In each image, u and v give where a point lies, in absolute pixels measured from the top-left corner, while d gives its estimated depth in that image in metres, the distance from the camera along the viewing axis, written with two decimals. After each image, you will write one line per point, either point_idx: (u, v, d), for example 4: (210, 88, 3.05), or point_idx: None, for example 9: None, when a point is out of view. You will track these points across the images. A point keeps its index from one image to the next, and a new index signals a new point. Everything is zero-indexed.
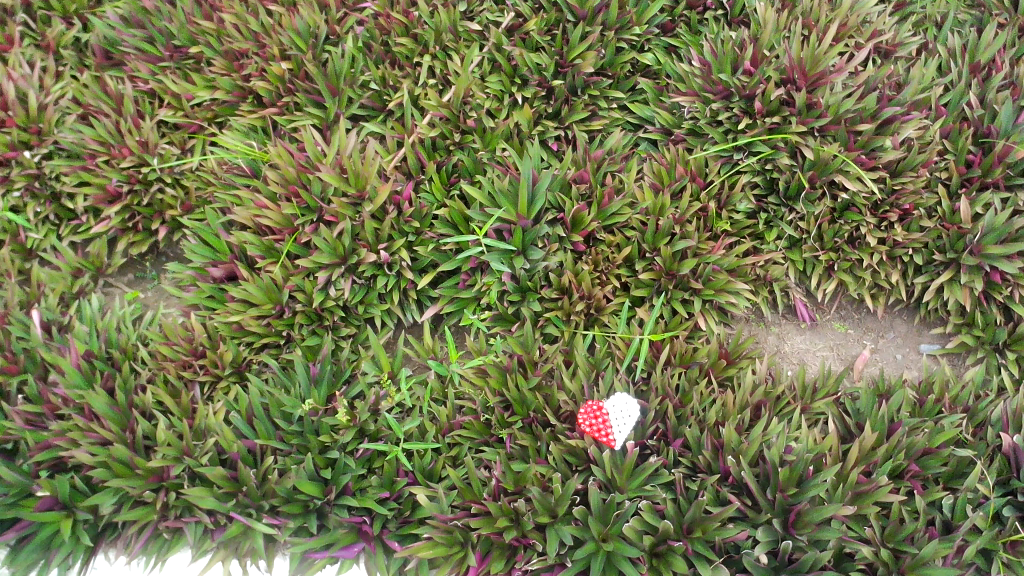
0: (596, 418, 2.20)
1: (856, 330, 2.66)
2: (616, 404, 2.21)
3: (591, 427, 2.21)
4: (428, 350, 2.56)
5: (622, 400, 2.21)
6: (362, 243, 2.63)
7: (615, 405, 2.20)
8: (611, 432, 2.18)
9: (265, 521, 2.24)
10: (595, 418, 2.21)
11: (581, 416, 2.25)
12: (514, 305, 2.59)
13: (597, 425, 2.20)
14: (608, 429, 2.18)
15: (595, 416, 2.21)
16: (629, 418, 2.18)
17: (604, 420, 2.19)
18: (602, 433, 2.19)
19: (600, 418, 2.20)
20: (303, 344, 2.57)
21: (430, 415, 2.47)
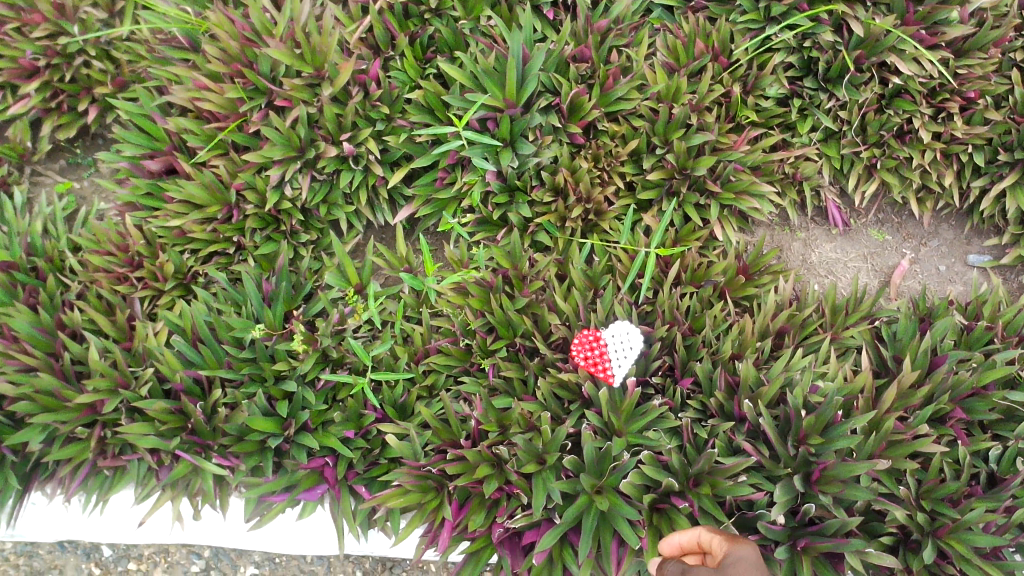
0: (593, 350, 1.90)
1: (894, 237, 2.31)
2: (617, 334, 1.92)
3: (584, 359, 1.91)
4: (401, 261, 2.23)
5: (624, 328, 1.93)
6: (322, 133, 2.24)
7: (616, 334, 1.92)
8: (611, 366, 1.89)
9: (215, 461, 2.00)
10: (591, 350, 1.91)
11: (573, 347, 1.95)
12: (500, 208, 2.23)
13: (593, 358, 1.90)
14: (607, 362, 1.89)
15: (591, 348, 1.91)
16: (631, 350, 1.90)
17: (603, 352, 1.90)
18: (599, 368, 1.90)
19: (598, 350, 1.90)
20: (256, 253, 2.23)
21: (403, 337, 2.16)
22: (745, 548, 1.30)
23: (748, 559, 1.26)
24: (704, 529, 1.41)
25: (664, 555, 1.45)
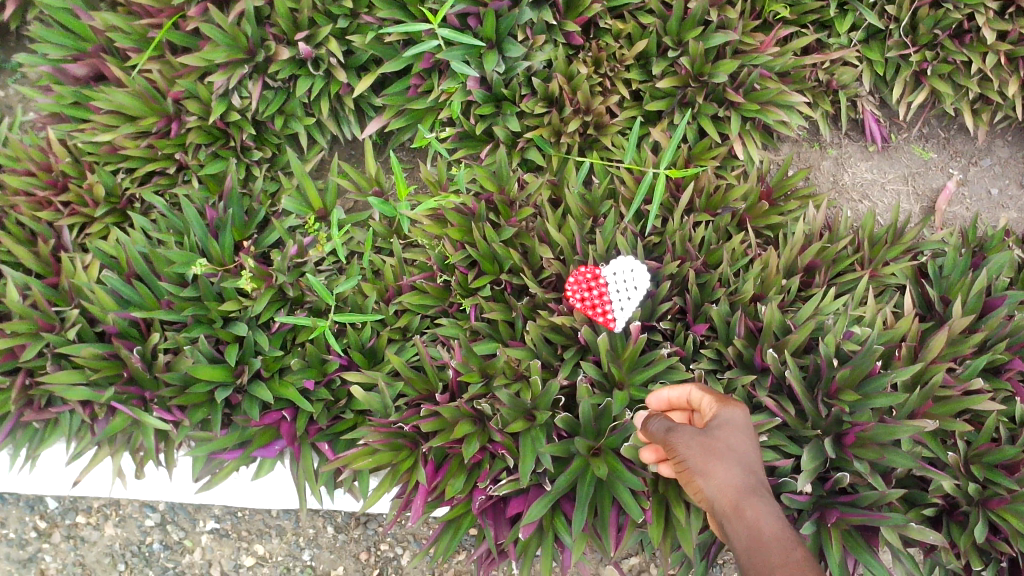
0: (590, 291, 1.61)
1: (939, 155, 2.00)
2: (618, 270, 1.62)
3: (579, 301, 1.62)
4: (370, 182, 1.92)
5: (626, 263, 1.62)
6: (274, 32, 1.90)
7: (617, 271, 1.62)
8: (611, 310, 1.60)
9: (156, 415, 1.74)
10: (587, 290, 1.61)
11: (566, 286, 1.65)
12: (484, 121, 1.91)
13: (590, 300, 1.61)
14: (606, 305, 1.60)
15: (587, 287, 1.61)
16: (636, 291, 1.59)
17: (602, 292, 1.60)
18: (597, 311, 1.61)
19: (595, 290, 1.60)
20: (201, 173, 1.92)
21: (373, 271, 1.88)
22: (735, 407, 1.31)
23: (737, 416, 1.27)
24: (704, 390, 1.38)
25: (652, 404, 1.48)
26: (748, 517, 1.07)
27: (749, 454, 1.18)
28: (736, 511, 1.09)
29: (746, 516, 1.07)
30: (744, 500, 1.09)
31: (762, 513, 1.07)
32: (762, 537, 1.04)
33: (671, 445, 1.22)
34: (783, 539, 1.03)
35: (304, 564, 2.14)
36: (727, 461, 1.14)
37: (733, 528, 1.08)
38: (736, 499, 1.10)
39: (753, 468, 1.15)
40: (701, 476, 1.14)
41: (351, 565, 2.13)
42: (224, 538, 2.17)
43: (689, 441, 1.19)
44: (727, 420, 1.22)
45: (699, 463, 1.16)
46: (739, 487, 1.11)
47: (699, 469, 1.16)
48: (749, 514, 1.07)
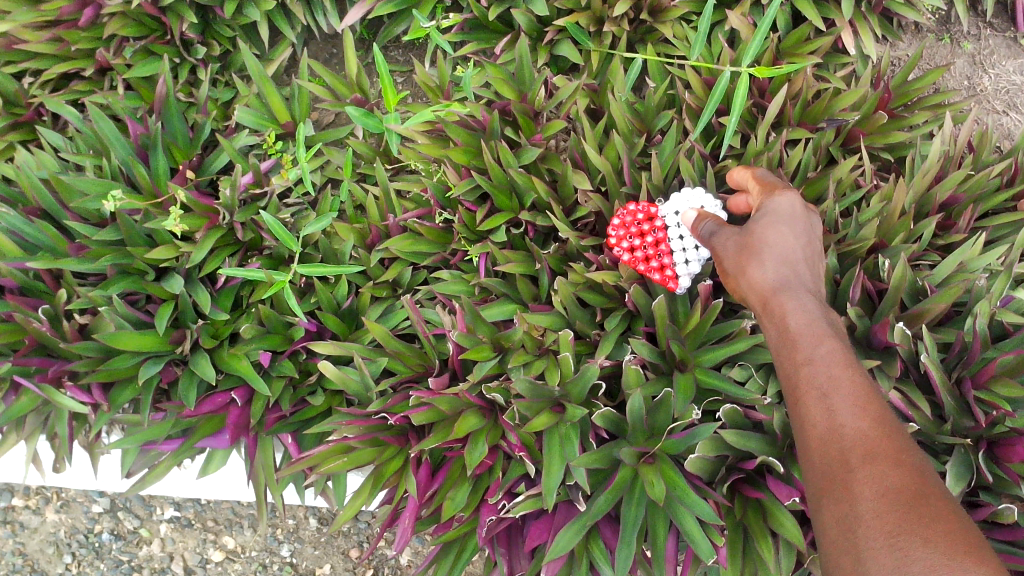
0: (643, 238, 1.14)
1: None
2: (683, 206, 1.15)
3: (627, 253, 1.16)
4: (350, 88, 1.45)
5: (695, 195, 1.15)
6: None
7: (681, 208, 1.15)
8: (673, 266, 1.13)
9: (70, 395, 1.31)
10: (639, 237, 1.15)
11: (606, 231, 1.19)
12: (501, 4, 1.42)
13: (643, 252, 1.14)
14: (666, 258, 1.14)
15: (639, 233, 1.15)
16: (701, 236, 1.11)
17: (659, 241, 1.14)
18: (653, 268, 1.14)
19: (650, 237, 1.14)
20: (128, 75, 1.45)
21: (352, 206, 1.42)
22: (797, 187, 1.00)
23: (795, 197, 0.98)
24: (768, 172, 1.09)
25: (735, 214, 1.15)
26: (777, 321, 0.85)
27: (799, 242, 0.92)
28: (766, 316, 0.87)
29: (775, 313, 0.86)
30: (764, 287, 0.89)
31: (792, 313, 0.84)
32: (791, 344, 0.81)
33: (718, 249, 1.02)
34: (815, 337, 0.81)
35: (283, 562, 1.67)
36: (754, 255, 0.91)
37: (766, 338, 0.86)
38: (767, 297, 0.88)
39: (794, 252, 0.91)
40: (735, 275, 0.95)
41: (339, 564, 1.65)
42: (187, 529, 1.71)
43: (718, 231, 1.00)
44: (770, 207, 0.97)
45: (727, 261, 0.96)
46: (761, 275, 0.90)
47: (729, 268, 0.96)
48: (781, 321, 0.84)
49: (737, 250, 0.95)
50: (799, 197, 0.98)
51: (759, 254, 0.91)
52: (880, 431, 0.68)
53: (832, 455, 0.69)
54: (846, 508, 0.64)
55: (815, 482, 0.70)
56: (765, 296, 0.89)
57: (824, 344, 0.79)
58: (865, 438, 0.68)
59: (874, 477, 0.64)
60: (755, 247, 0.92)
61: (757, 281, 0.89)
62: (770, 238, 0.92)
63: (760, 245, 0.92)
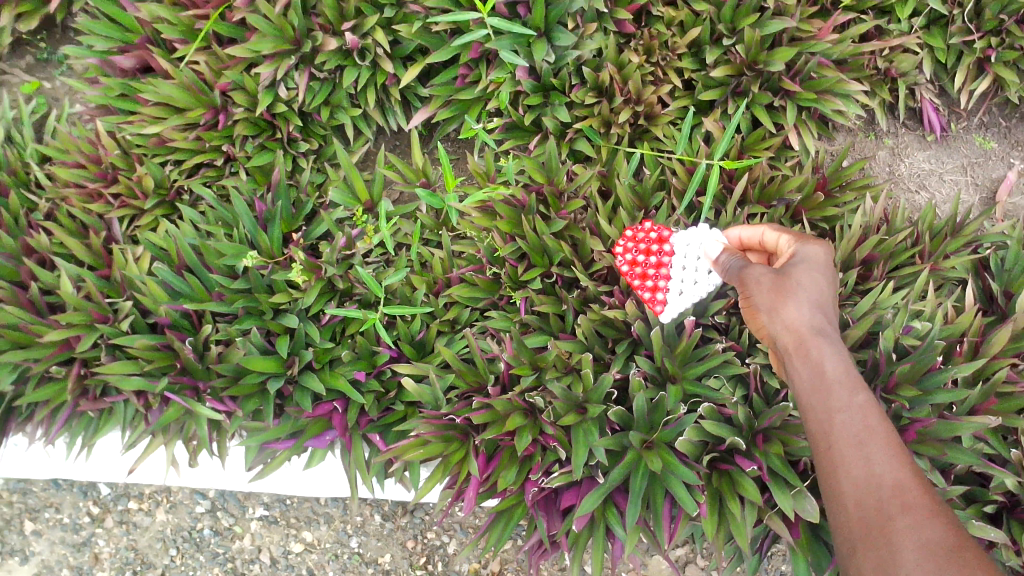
0: (648, 258, 1.55)
1: (1000, 145, 1.92)
2: (689, 241, 1.50)
3: (631, 266, 1.57)
4: (417, 174, 1.91)
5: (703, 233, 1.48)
6: (320, 22, 1.87)
7: (691, 244, 1.50)
8: (662, 290, 1.54)
9: (210, 405, 1.73)
10: (646, 255, 1.56)
11: (624, 241, 1.60)
12: (533, 111, 1.88)
13: (644, 269, 1.55)
14: (660, 281, 1.54)
15: (647, 253, 1.56)
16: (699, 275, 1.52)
17: (659, 264, 1.55)
18: (645, 285, 1.55)
19: (654, 259, 1.55)
20: (249, 165, 1.91)
21: (420, 263, 1.86)
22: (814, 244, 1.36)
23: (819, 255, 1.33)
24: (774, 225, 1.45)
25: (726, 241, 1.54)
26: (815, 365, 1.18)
27: (824, 294, 1.28)
28: (802, 351, 1.20)
29: (812, 358, 1.19)
30: (805, 328, 1.21)
31: (830, 363, 1.16)
32: (829, 389, 1.14)
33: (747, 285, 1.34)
34: (848, 389, 1.13)
35: (352, 552, 2.04)
36: (796, 299, 1.24)
37: (801, 370, 1.19)
38: (805, 340, 1.20)
39: (823, 302, 1.25)
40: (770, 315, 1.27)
41: (398, 553, 2.02)
42: (274, 525, 2.06)
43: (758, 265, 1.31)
44: (804, 264, 1.30)
45: (764, 295, 1.28)
46: (804, 317, 1.22)
47: (765, 302, 1.27)
48: (821, 361, 1.18)
49: (776, 294, 1.27)
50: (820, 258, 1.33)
51: (801, 301, 1.24)
52: (907, 482, 1.02)
53: (871, 496, 1.02)
54: (884, 539, 0.96)
55: (853, 509, 1.03)
56: (802, 334, 1.22)
57: (857, 394, 1.12)
58: (901, 488, 1.01)
59: (916, 523, 0.96)
60: (794, 296, 1.25)
61: (799, 326, 1.21)
62: (807, 289, 1.26)
63: (800, 294, 1.25)
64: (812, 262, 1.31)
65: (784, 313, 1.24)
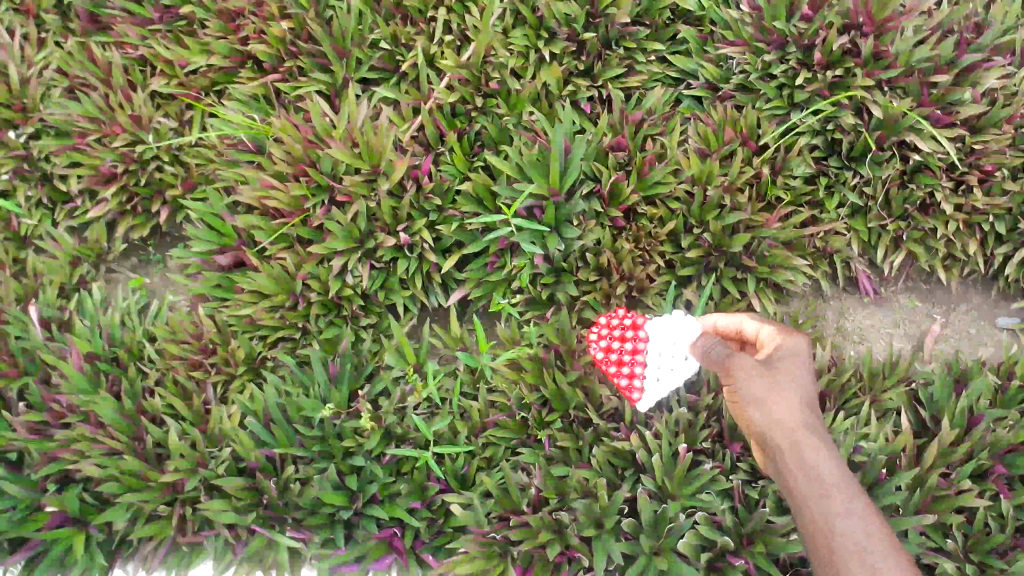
0: (623, 344, 1.93)
1: (924, 303, 2.39)
2: (666, 328, 1.90)
3: (605, 347, 1.95)
4: (456, 341, 2.36)
5: (680, 321, 1.89)
6: (380, 225, 2.38)
7: (661, 338, 1.90)
8: (643, 373, 1.92)
9: (289, 534, 2.11)
10: (622, 340, 1.93)
11: (599, 329, 1.97)
12: (548, 288, 2.35)
13: (621, 351, 1.93)
14: (636, 364, 1.93)
15: (624, 338, 1.93)
16: (671, 365, 1.91)
17: (640, 350, 1.92)
18: (623, 367, 1.93)
19: (635, 344, 1.92)
20: (321, 337, 2.36)
21: (460, 412, 2.28)
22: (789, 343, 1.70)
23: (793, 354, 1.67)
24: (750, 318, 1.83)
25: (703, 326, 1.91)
26: (808, 459, 1.50)
27: (805, 388, 1.63)
28: (794, 445, 1.53)
29: (803, 451, 1.51)
30: (794, 424, 1.55)
31: (820, 459, 1.49)
32: (822, 481, 1.46)
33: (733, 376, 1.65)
34: (836, 482, 1.46)
35: None
36: (785, 399, 1.57)
37: (795, 461, 1.51)
38: (796, 437, 1.53)
39: (805, 397, 1.61)
40: (760, 410, 1.58)
41: None
42: None
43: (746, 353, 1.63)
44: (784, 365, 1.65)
45: (753, 390, 1.60)
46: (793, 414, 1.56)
47: (754, 396, 1.60)
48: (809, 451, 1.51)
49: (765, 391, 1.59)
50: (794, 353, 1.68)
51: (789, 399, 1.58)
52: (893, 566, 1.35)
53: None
54: None
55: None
56: (789, 426, 1.55)
57: (844, 488, 1.45)
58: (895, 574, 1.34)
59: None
60: (781, 395, 1.58)
61: (790, 423, 1.54)
62: (793, 388, 1.60)
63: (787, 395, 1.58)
64: (791, 363, 1.65)
65: (774, 408, 1.57)
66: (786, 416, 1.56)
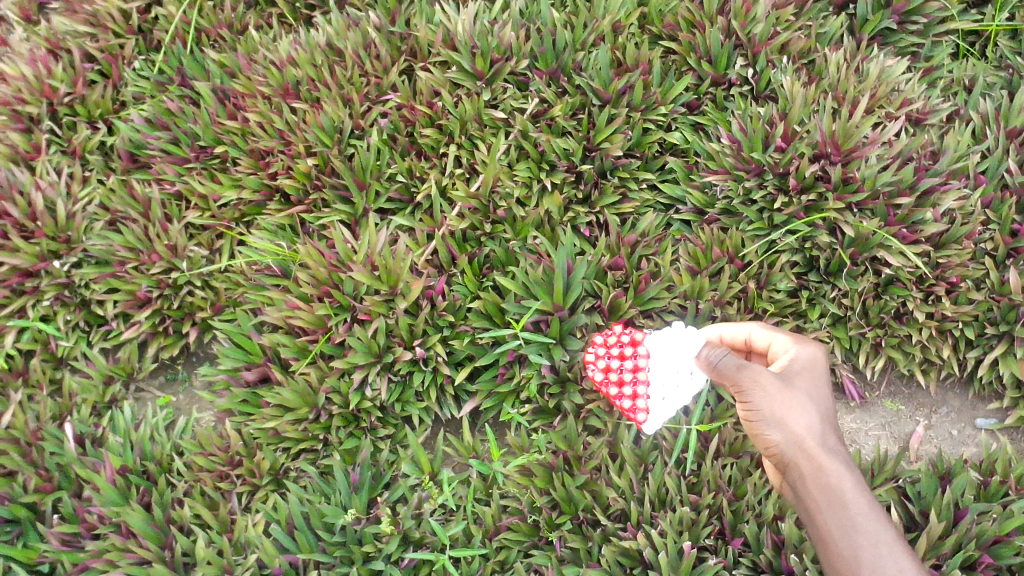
0: (623, 363, 2.03)
1: (907, 407, 2.55)
2: (661, 343, 1.98)
3: (607, 368, 2.06)
4: (469, 449, 2.50)
5: (673, 335, 1.97)
6: (397, 340, 2.56)
7: (657, 354, 1.98)
8: (643, 392, 2.01)
9: None
10: (621, 359, 2.04)
11: (601, 350, 2.07)
12: (555, 397, 2.51)
13: (622, 371, 2.04)
14: (638, 384, 2.01)
15: (623, 357, 2.03)
16: (670, 379, 1.98)
17: (637, 368, 2.01)
18: (625, 387, 2.03)
19: (632, 362, 2.01)
20: (341, 447, 2.50)
21: (474, 517, 2.39)
22: (800, 359, 2.01)
23: (804, 370, 1.98)
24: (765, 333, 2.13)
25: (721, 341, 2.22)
26: (825, 473, 1.81)
27: (814, 399, 1.92)
28: (812, 462, 1.83)
29: (820, 466, 1.82)
30: (809, 443, 1.84)
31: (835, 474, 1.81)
32: (837, 493, 1.79)
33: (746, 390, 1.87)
34: (848, 490, 1.79)
35: None
36: (798, 418, 1.85)
37: (814, 476, 1.82)
38: (813, 453, 1.83)
39: (816, 409, 1.89)
40: (778, 428, 1.86)
41: None
42: None
43: (761, 373, 1.87)
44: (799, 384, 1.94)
45: (770, 411, 1.86)
46: (808, 432, 1.84)
47: (770, 416, 1.86)
48: (824, 470, 1.82)
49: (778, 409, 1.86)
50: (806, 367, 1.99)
51: (802, 418, 1.86)
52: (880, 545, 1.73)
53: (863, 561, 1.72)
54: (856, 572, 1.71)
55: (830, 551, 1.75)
56: (803, 442, 1.84)
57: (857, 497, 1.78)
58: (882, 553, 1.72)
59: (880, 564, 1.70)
60: (796, 415, 1.86)
61: (807, 441, 1.83)
62: (804, 403, 1.89)
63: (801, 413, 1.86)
64: (805, 380, 1.95)
65: (792, 429, 1.84)
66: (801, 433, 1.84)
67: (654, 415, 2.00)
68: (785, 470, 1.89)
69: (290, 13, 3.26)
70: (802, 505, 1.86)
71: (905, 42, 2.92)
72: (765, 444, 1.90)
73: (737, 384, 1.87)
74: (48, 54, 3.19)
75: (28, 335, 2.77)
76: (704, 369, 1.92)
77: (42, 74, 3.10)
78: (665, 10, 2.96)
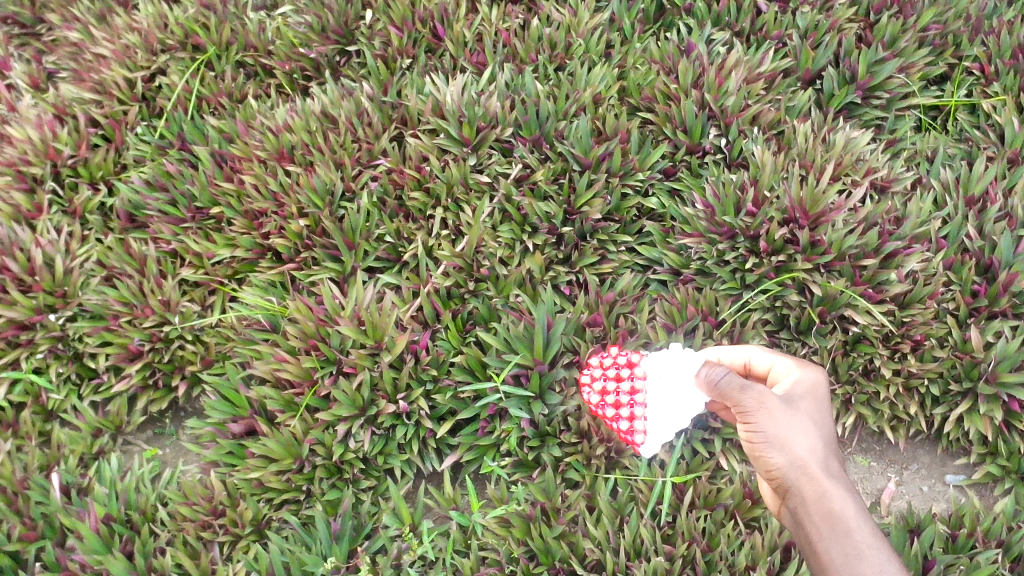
0: (622, 386, 2.11)
1: (878, 463, 2.61)
2: (658, 365, 2.09)
3: (604, 390, 2.15)
4: (449, 500, 2.53)
5: (671, 360, 2.07)
6: (381, 393, 2.63)
7: (657, 377, 2.07)
8: (640, 413, 2.09)
9: None
10: (618, 381, 2.12)
11: (600, 373, 2.15)
12: (534, 450, 2.57)
13: (619, 392, 2.12)
14: (636, 407, 2.10)
15: (620, 379, 2.12)
16: (671, 405, 2.04)
17: (634, 390, 2.10)
18: (622, 409, 2.11)
19: (628, 384, 2.10)
20: (323, 498, 2.54)
21: (453, 568, 2.41)
22: (803, 385, 2.09)
23: (807, 397, 2.06)
24: (767, 356, 2.23)
25: (730, 365, 2.31)
26: (828, 497, 1.86)
27: (817, 425, 2.00)
28: (814, 486, 1.88)
29: (824, 490, 1.87)
30: (812, 467, 1.90)
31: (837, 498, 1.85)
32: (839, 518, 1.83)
33: (752, 415, 1.95)
34: (849, 514, 1.83)
35: None
36: (801, 444, 1.92)
37: (817, 500, 1.87)
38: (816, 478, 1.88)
39: (818, 435, 1.97)
40: (781, 451, 1.92)
41: None
42: None
43: (765, 395, 1.95)
44: (802, 410, 2.02)
45: (773, 433, 1.93)
46: (811, 457, 1.91)
47: (773, 438, 1.93)
48: (827, 495, 1.86)
49: (782, 434, 1.93)
50: (808, 392, 2.08)
51: (804, 442, 1.93)
52: None
53: None
54: None
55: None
56: (805, 467, 1.90)
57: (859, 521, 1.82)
58: None
59: None
60: (799, 439, 1.93)
61: (811, 466, 1.89)
62: (805, 428, 1.96)
63: (805, 439, 1.93)
64: (807, 407, 2.03)
65: (795, 453, 1.91)
66: (807, 458, 1.90)
67: (652, 436, 2.08)
68: (787, 496, 1.94)
69: (288, 84, 3.43)
70: (803, 531, 1.89)
71: (870, 116, 3.10)
72: (767, 467, 1.96)
73: (744, 407, 1.96)
74: (55, 119, 3.33)
75: (20, 386, 2.82)
76: (704, 388, 2.00)
77: (47, 137, 3.23)
78: (643, 84, 3.14)
